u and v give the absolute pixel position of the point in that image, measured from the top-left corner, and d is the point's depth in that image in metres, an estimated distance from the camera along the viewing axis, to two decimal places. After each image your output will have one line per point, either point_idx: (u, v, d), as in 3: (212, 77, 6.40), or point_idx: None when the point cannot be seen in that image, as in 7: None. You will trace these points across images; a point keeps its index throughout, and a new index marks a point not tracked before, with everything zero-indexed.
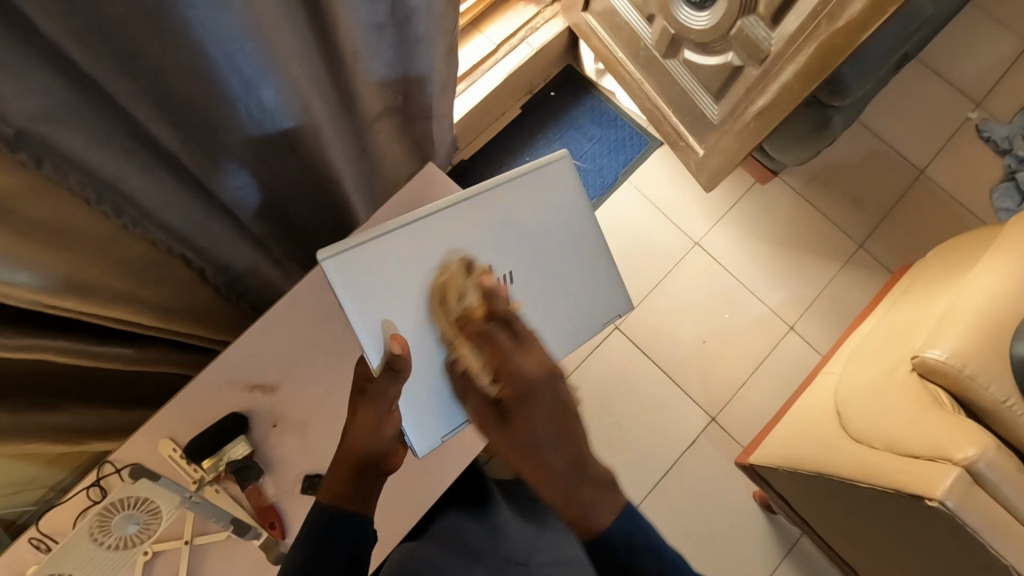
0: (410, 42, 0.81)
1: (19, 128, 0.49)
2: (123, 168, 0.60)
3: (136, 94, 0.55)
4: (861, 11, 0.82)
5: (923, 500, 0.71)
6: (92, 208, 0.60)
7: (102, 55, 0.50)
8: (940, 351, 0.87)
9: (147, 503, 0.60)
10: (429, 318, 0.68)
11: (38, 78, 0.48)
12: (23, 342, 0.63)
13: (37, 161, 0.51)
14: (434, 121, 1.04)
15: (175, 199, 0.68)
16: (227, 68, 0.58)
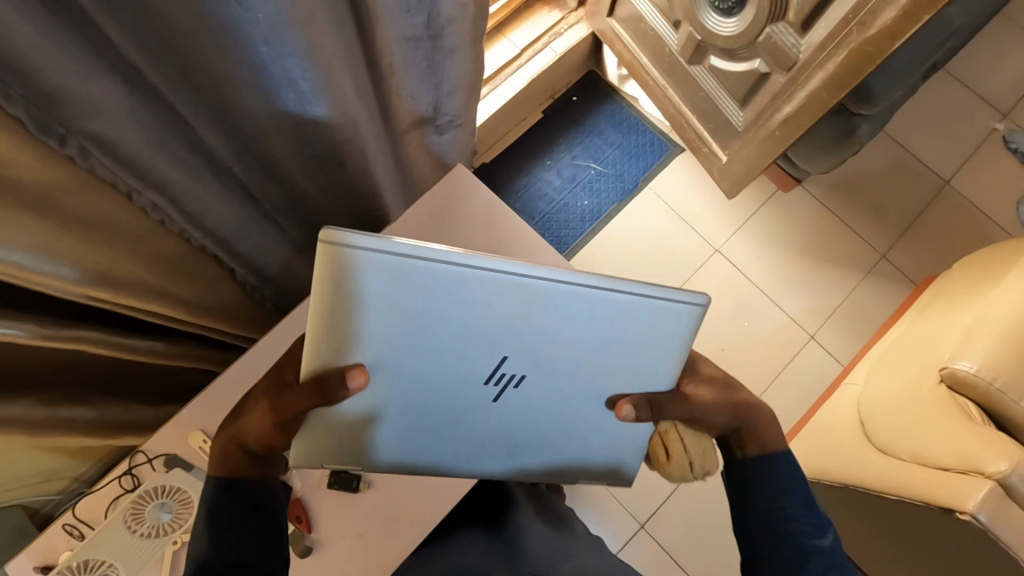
0: (446, 52, 0.82)
1: (70, 126, 0.50)
2: (171, 171, 0.61)
3: (184, 95, 0.57)
4: (895, 19, 0.82)
5: (954, 513, 0.70)
6: (131, 201, 0.61)
7: (155, 56, 0.51)
8: (970, 363, 0.86)
9: (179, 492, 0.62)
10: (402, 372, 0.54)
11: (102, 84, 0.49)
12: (62, 333, 0.64)
13: (84, 154, 0.53)
14: (465, 129, 1.04)
15: (215, 198, 0.69)
16: (279, 84, 0.59)
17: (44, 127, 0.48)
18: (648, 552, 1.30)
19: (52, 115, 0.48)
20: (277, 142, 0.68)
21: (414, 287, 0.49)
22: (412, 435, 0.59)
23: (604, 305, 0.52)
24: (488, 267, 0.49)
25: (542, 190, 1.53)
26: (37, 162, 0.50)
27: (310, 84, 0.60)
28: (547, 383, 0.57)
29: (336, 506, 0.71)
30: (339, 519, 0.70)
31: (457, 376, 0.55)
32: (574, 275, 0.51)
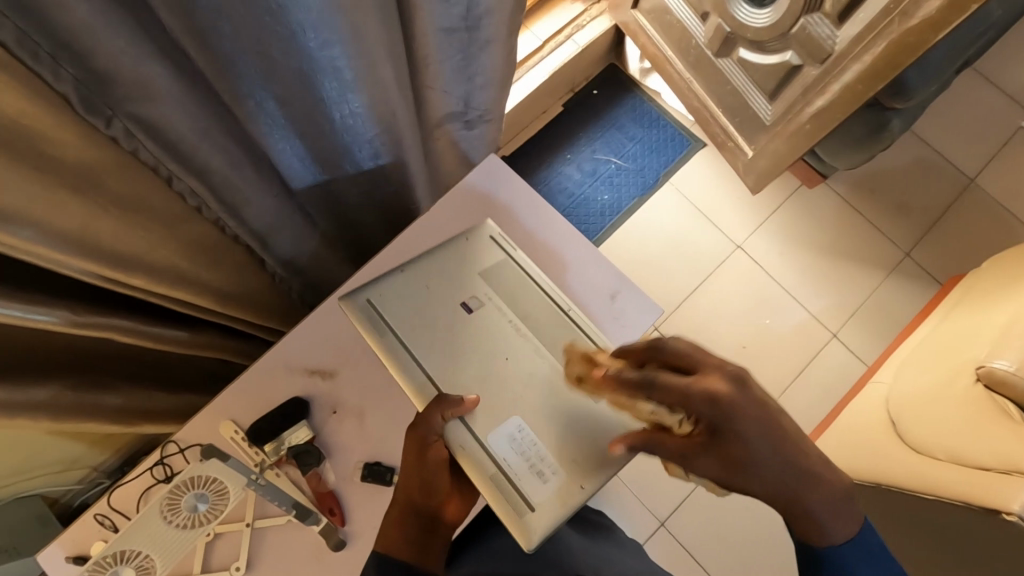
0: (480, 44, 0.81)
1: (117, 110, 0.49)
2: (211, 160, 0.60)
3: (231, 87, 0.55)
4: (938, 9, 0.80)
5: (998, 514, 0.69)
6: (169, 186, 0.61)
7: (208, 47, 0.50)
8: (1008, 362, 0.83)
9: (214, 482, 0.58)
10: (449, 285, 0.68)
11: (156, 70, 0.49)
12: (92, 319, 0.63)
13: (129, 140, 0.52)
14: (495, 124, 1.02)
15: (254, 192, 0.68)
16: (324, 77, 0.59)
17: (91, 110, 0.47)
18: (667, 550, 1.29)
19: (99, 98, 0.47)
20: (312, 134, 0.68)
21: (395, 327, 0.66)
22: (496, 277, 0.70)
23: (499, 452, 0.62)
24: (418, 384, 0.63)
25: (562, 184, 1.52)
26: (79, 141, 0.49)
27: (352, 74, 0.60)
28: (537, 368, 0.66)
29: (369, 500, 0.69)
30: (372, 512, 0.68)
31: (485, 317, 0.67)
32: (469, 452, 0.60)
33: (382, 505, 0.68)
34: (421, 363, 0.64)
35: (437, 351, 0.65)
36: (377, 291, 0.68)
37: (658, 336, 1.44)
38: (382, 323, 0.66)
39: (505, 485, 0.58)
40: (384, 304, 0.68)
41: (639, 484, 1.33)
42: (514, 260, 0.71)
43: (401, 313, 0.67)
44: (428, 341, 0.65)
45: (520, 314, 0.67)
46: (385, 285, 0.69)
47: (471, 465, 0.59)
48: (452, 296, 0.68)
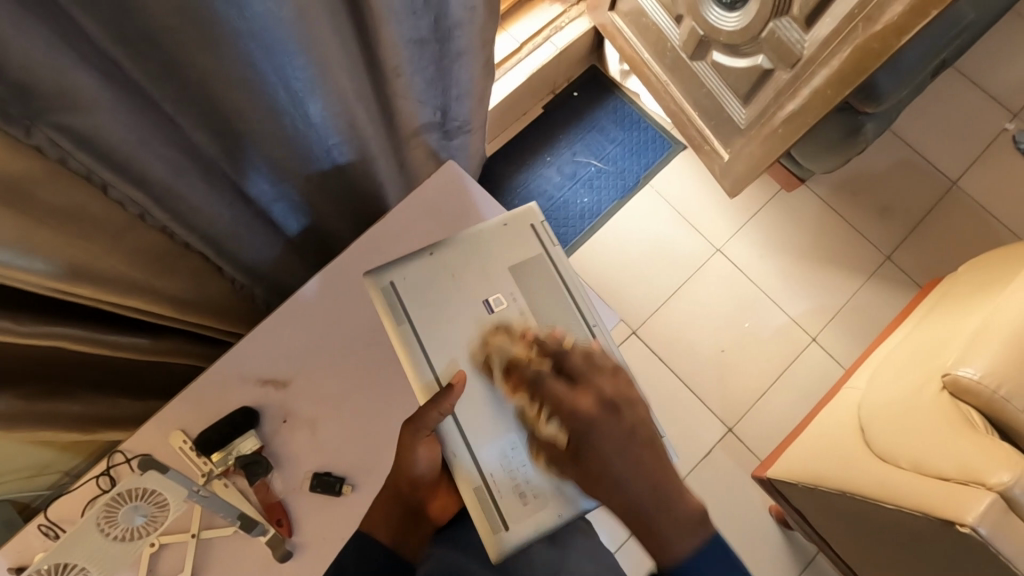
0: (453, 55, 0.80)
1: (36, 116, 0.48)
2: (146, 169, 0.59)
3: (172, 96, 0.56)
4: (902, 14, 0.79)
5: (954, 526, 0.68)
6: (107, 196, 0.59)
7: (140, 54, 0.50)
8: (973, 370, 0.84)
9: (154, 495, 0.58)
10: (472, 279, 0.68)
11: (80, 76, 0.47)
12: (37, 330, 0.62)
13: (56, 148, 0.51)
14: (474, 134, 1.03)
15: (202, 201, 0.68)
16: (272, 82, 0.59)
17: (8, 115, 0.46)
18: None
19: (26, 108, 0.46)
20: (262, 143, 0.67)
21: (416, 310, 0.66)
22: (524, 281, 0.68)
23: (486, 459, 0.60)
24: (422, 366, 0.64)
25: (541, 187, 1.51)
26: (5, 154, 0.49)
27: (302, 81, 0.61)
28: None
29: (319, 509, 0.68)
30: (319, 523, 0.68)
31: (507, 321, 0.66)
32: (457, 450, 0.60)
33: (332, 514, 0.68)
34: (430, 359, 0.64)
35: (453, 349, 0.65)
36: (404, 274, 0.68)
37: (637, 340, 1.43)
38: (401, 309, 0.66)
39: (484, 499, 0.59)
40: (407, 290, 0.67)
41: None
42: (550, 258, 0.70)
43: (424, 303, 0.67)
44: (445, 333, 0.65)
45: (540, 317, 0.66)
46: (411, 270, 0.68)
47: (460, 469, 0.60)
48: (476, 290, 0.68)
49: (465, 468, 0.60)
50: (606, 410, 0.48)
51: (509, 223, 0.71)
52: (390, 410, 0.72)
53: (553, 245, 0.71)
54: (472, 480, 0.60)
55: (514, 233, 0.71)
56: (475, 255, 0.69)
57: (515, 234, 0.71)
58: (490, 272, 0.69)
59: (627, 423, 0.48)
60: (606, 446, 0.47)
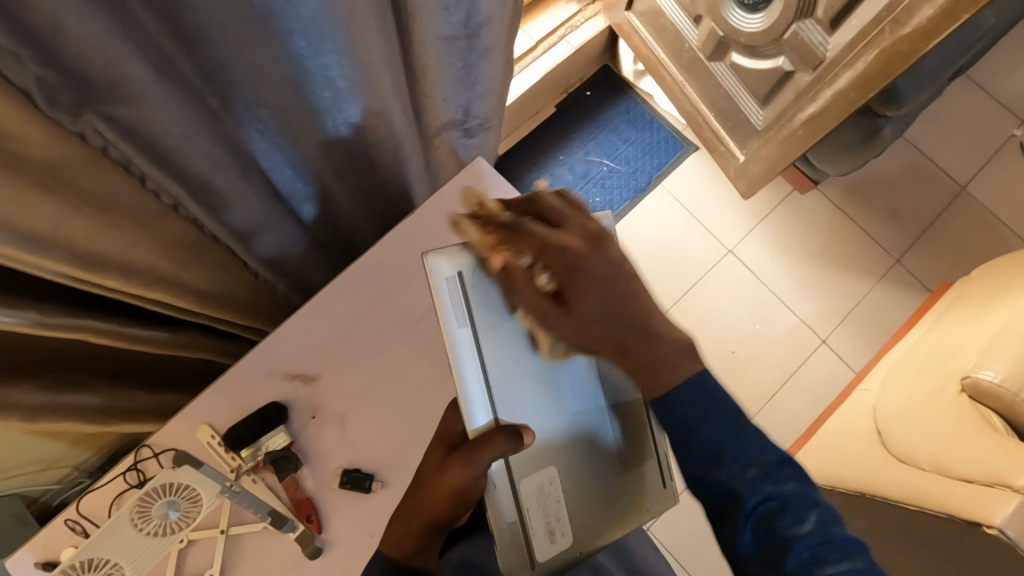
0: (481, 53, 0.79)
1: (84, 103, 0.47)
2: (188, 165, 0.58)
3: (208, 84, 0.55)
4: (930, 18, 0.79)
5: (980, 527, 0.68)
6: (144, 185, 0.59)
7: (186, 45, 0.50)
8: (994, 373, 0.84)
9: (187, 489, 0.58)
10: None
11: (139, 70, 0.46)
12: (66, 322, 0.61)
13: (104, 135, 0.50)
14: (493, 133, 1.01)
15: (244, 200, 0.67)
16: (313, 78, 0.59)
17: (59, 101, 0.45)
18: None
19: (81, 92, 0.46)
20: (295, 136, 0.67)
21: (488, 315, 0.57)
22: None
23: (530, 497, 0.57)
24: (476, 389, 0.55)
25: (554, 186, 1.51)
26: (47, 139, 0.48)
27: (342, 82, 0.62)
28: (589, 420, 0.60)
29: (348, 506, 0.68)
30: (348, 519, 0.68)
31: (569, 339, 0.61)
32: (506, 494, 0.55)
33: (362, 511, 0.68)
34: (485, 393, 0.56)
35: (511, 368, 0.57)
36: (469, 278, 0.57)
37: None
38: (465, 309, 0.57)
39: (517, 539, 0.56)
40: (473, 286, 0.57)
41: None
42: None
43: (492, 306, 0.58)
44: (509, 347, 0.57)
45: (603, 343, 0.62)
46: (483, 264, 0.58)
47: (494, 505, 0.55)
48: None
49: (504, 506, 0.55)
50: (590, 244, 0.51)
51: None
52: (418, 406, 0.72)
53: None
54: (496, 507, 0.55)
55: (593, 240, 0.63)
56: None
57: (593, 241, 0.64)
58: None
59: (611, 255, 0.51)
60: (589, 279, 0.49)
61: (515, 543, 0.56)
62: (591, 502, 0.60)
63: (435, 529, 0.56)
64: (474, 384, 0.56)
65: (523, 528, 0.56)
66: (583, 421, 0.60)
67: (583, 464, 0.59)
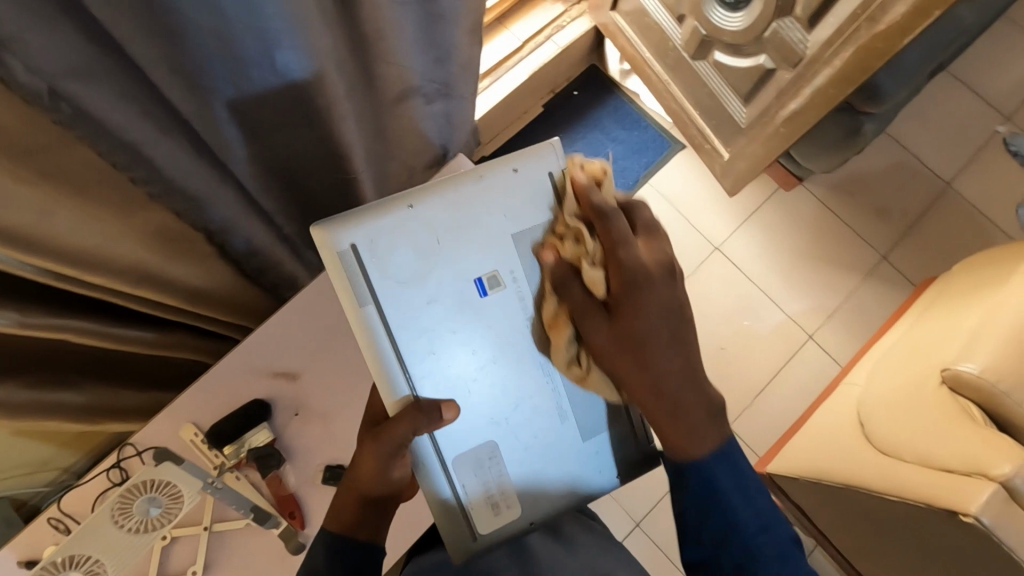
0: (435, 17, 0.81)
1: (52, 87, 0.49)
2: (148, 132, 0.59)
3: (168, 75, 0.55)
4: (905, 15, 0.81)
5: (957, 516, 0.69)
6: (124, 173, 0.61)
7: (146, 27, 0.50)
8: (975, 365, 0.86)
9: (169, 486, 0.59)
10: (455, 250, 0.56)
11: (60, 32, 0.47)
12: (46, 321, 0.62)
13: (70, 120, 0.52)
14: (458, 101, 1.02)
15: (201, 170, 0.68)
16: (260, 57, 0.59)
17: (26, 85, 0.47)
18: (644, 551, 1.29)
19: (53, 61, 0.48)
20: (267, 114, 0.68)
21: (399, 294, 0.55)
22: (543, 252, 0.58)
23: (471, 464, 0.58)
24: (391, 365, 0.55)
25: None
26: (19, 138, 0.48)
27: (296, 59, 0.61)
28: (518, 379, 0.58)
29: (331, 501, 0.69)
30: (330, 514, 0.69)
31: (508, 304, 0.57)
32: (447, 470, 0.57)
33: None
34: (407, 371, 0.55)
35: (423, 343, 0.56)
36: (361, 258, 0.54)
37: None
38: (368, 290, 0.54)
39: (456, 514, 0.58)
40: (375, 261, 0.54)
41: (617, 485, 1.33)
42: (568, 220, 0.59)
43: (406, 281, 0.54)
44: (416, 323, 0.55)
45: (539, 296, 0.58)
46: (382, 235, 0.54)
47: (428, 482, 0.57)
48: (469, 264, 0.56)
49: (448, 481, 0.57)
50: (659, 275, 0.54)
51: (524, 169, 0.57)
52: None
53: (575, 205, 0.59)
54: (430, 473, 0.57)
55: (540, 180, 0.58)
56: (463, 218, 0.56)
57: (539, 178, 0.58)
58: (478, 242, 0.56)
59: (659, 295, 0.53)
60: (646, 301, 0.53)
61: (456, 513, 0.58)
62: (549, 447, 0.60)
63: (375, 503, 0.58)
64: (386, 361, 0.55)
65: (467, 502, 0.58)
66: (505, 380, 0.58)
67: (527, 421, 0.59)
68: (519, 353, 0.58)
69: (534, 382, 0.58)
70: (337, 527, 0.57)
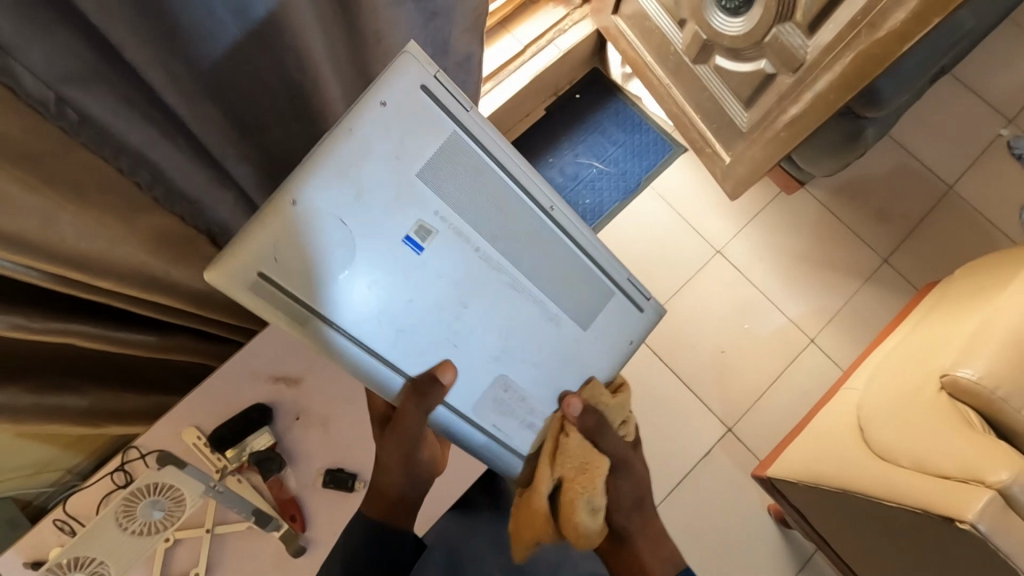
0: (430, 14, 0.81)
1: (57, 93, 0.51)
2: (149, 135, 0.61)
3: (167, 79, 0.56)
4: (905, 21, 0.81)
5: (954, 522, 0.70)
6: (129, 178, 0.62)
7: (146, 31, 0.52)
8: (972, 371, 0.86)
9: (171, 489, 0.60)
10: (367, 222, 0.56)
11: (61, 37, 0.49)
12: (50, 326, 0.63)
13: (76, 125, 0.54)
14: None
15: (198, 170, 0.70)
16: (256, 50, 0.61)
17: (33, 93, 0.49)
18: None
19: (56, 69, 0.49)
20: (263, 112, 0.70)
21: (342, 292, 0.56)
22: (445, 175, 0.59)
23: (491, 403, 0.67)
24: (368, 358, 0.59)
25: None
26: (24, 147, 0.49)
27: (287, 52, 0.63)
28: (480, 304, 0.64)
29: (331, 505, 0.70)
30: (331, 517, 0.69)
31: (446, 247, 0.60)
32: (463, 420, 0.66)
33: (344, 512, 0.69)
34: (376, 351, 0.59)
35: (379, 314, 0.59)
36: (274, 288, 0.54)
37: None
38: (304, 300, 0.55)
39: (498, 453, 0.70)
40: (290, 273, 0.54)
41: None
42: (457, 132, 0.59)
43: (332, 269, 0.55)
44: (364, 304, 0.58)
45: (477, 226, 0.62)
46: (286, 246, 0.53)
47: (463, 436, 0.67)
48: (388, 225, 0.57)
49: (471, 429, 0.66)
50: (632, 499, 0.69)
51: (388, 99, 0.55)
52: None
53: (459, 115, 0.59)
54: (442, 419, 0.65)
55: (398, 108, 0.55)
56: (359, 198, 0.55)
57: (397, 105, 0.55)
58: (384, 197, 0.56)
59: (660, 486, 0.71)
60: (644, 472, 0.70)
61: (500, 449, 0.69)
62: (556, 347, 0.71)
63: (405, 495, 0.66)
64: (352, 354, 0.59)
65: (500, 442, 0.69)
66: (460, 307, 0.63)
67: (512, 350, 0.67)
68: (476, 282, 0.63)
69: (482, 302, 0.64)
70: (377, 514, 0.64)
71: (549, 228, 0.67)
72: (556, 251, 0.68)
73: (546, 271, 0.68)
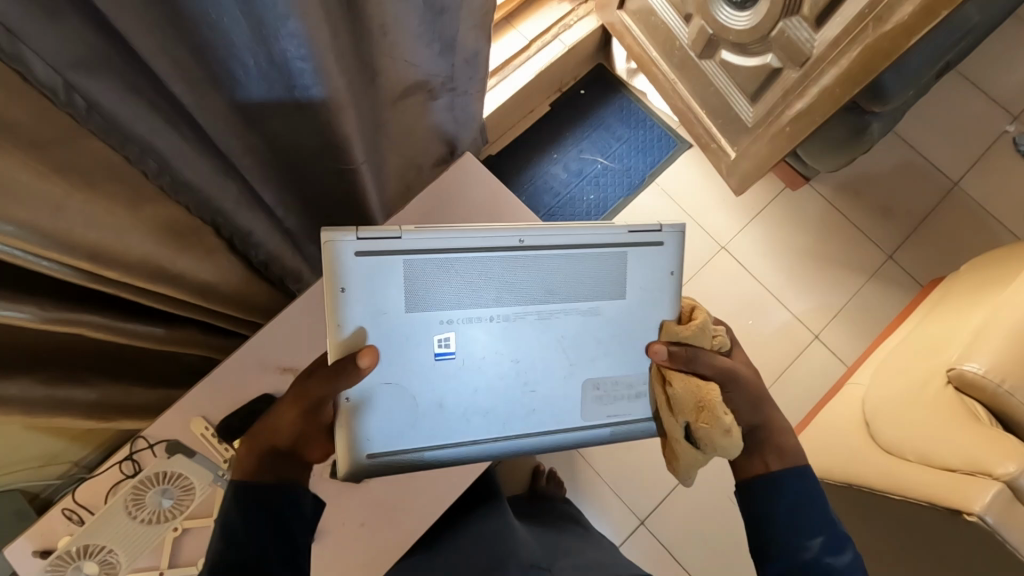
0: (437, 11, 0.81)
1: (67, 80, 0.51)
2: (155, 124, 0.62)
3: (173, 68, 0.58)
4: (912, 15, 0.81)
5: (961, 515, 0.70)
6: (134, 165, 0.63)
7: (153, 18, 0.52)
8: (978, 365, 0.86)
9: (181, 478, 0.64)
10: (418, 376, 0.61)
11: (72, 23, 0.49)
12: (61, 316, 0.62)
13: (86, 112, 0.55)
14: (461, 95, 1.03)
15: (201, 159, 0.70)
16: (262, 50, 0.60)
17: (43, 80, 0.49)
18: (647, 548, 1.30)
19: (67, 57, 0.50)
20: (273, 109, 0.70)
21: (440, 419, 0.63)
22: (436, 288, 0.60)
23: (604, 403, 0.67)
24: (496, 443, 0.65)
25: (548, 183, 1.52)
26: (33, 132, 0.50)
27: (299, 57, 0.62)
28: (551, 340, 0.64)
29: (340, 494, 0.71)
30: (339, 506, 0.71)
31: (504, 334, 0.63)
32: (579, 432, 0.67)
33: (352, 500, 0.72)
34: (497, 432, 0.65)
35: (479, 402, 0.63)
36: (382, 456, 0.62)
37: None
38: (416, 445, 0.62)
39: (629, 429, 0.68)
40: (385, 444, 0.62)
41: (621, 482, 1.33)
42: (414, 248, 0.59)
43: (419, 408, 0.62)
44: (464, 412, 0.63)
45: (494, 300, 0.62)
46: (368, 438, 0.61)
47: (580, 434, 0.67)
48: (435, 358, 0.61)
49: (591, 431, 0.67)
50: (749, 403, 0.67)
51: (343, 282, 0.58)
52: None
53: (404, 237, 0.59)
54: (557, 439, 0.67)
55: (358, 273, 0.58)
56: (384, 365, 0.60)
57: (355, 272, 0.58)
58: (409, 352, 0.61)
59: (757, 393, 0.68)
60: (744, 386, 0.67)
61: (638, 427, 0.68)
62: (630, 332, 0.67)
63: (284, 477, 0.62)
64: (483, 448, 0.65)
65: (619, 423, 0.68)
66: (541, 356, 0.64)
67: (600, 351, 0.66)
68: (549, 336, 0.64)
69: (554, 351, 0.65)
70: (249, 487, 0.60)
71: (552, 249, 0.63)
72: (573, 261, 0.63)
73: (587, 279, 0.64)
